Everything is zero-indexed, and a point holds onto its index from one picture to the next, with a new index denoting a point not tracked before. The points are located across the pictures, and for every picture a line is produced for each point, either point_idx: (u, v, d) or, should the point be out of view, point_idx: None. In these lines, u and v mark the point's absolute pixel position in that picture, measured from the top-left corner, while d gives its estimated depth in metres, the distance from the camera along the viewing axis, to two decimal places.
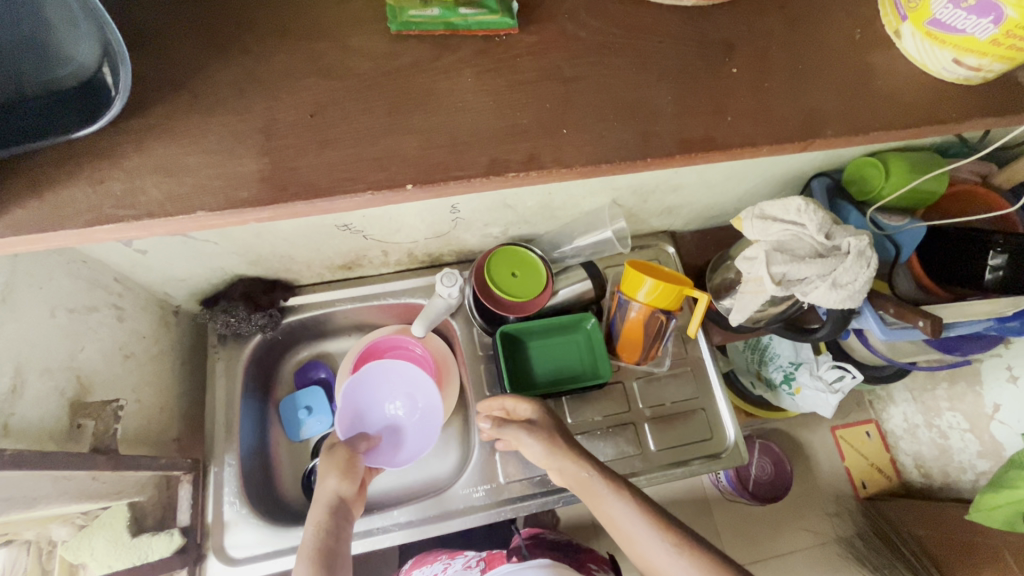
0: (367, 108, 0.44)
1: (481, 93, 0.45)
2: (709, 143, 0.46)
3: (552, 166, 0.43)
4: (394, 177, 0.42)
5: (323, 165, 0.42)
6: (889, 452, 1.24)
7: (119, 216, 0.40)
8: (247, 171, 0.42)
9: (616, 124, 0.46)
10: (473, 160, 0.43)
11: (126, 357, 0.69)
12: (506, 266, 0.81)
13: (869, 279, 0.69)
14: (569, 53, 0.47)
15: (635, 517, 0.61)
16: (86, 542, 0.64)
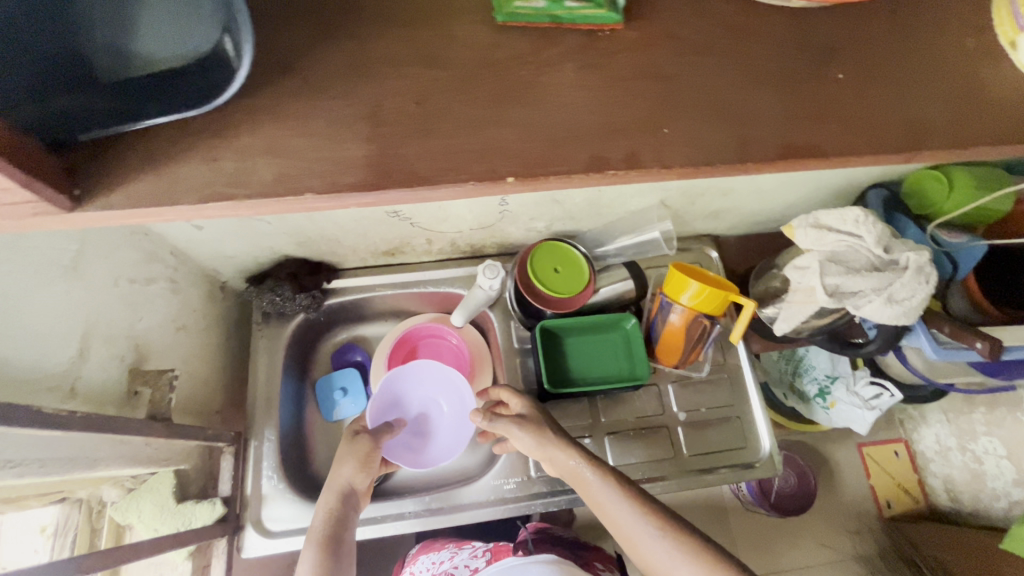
0: (470, 97, 0.43)
1: (582, 87, 0.45)
2: (815, 149, 0.45)
3: (655, 166, 0.43)
4: (496, 169, 0.42)
5: (427, 153, 0.42)
6: (917, 473, 1.19)
7: (230, 193, 0.40)
8: (353, 157, 0.41)
9: (719, 125, 0.45)
10: (574, 155, 0.43)
11: (178, 329, 0.71)
12: (549, 262, 0.81)
13: (927, 296, 0.67)
14: (672, 50, 0.46)
15: (621, 504, 0.60)
16: (134, 505, 0.66)
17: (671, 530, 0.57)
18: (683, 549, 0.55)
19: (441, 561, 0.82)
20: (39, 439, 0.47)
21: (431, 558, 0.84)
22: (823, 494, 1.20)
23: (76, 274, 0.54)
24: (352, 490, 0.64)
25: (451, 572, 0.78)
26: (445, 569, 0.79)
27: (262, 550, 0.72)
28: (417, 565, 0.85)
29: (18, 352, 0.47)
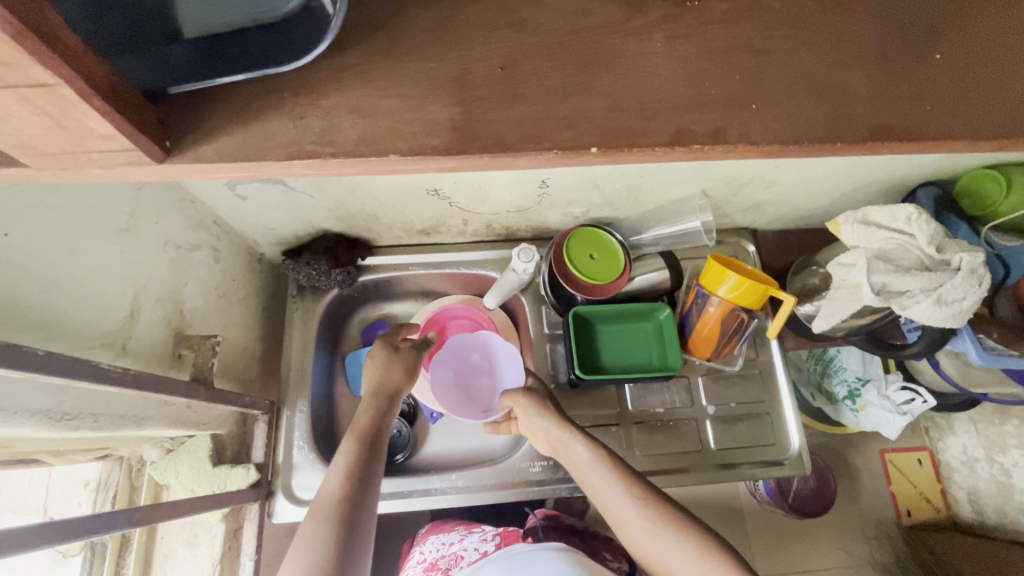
0: (557, 66, 0.43)
1: (671, 59, 0.43)
2: (906, 134, 0.43)
3: (739, 143, 0.42)
4: (580, 139, 0.41)
5: (513, 120, 0.41)
6: (940, 483, 1.17)
7: (319, 152, 0.40)
8: (440, 118, 0.41)
9: (808, 103, 0.43)
10: (662, 128, 0.42)
11: (218, 297, 0.72)
12: (586, 248, 0.80)
13: (979, 299, 0.65)
14: (763, 25, 0.45)
15: (613, 485, 0.59)
16: (173, 466, 0.68)
17: (664, 514, 0.56)
18: (675, 536, 0.54)
19: (451, 543, 0.82)
20: (93, 393, 0.48)
21: (441, 539, 0.85)
22: (844, 498, 1.18)
23: (128, 236, 0.55)
24: (387, 405, 0.66)
25: (460, 554, 0.78)
26: (455, 551, 0.79)
27: (292, 517, 0.74)
28: (426, 544, 0.85)
29: (75, 308, 0.48)
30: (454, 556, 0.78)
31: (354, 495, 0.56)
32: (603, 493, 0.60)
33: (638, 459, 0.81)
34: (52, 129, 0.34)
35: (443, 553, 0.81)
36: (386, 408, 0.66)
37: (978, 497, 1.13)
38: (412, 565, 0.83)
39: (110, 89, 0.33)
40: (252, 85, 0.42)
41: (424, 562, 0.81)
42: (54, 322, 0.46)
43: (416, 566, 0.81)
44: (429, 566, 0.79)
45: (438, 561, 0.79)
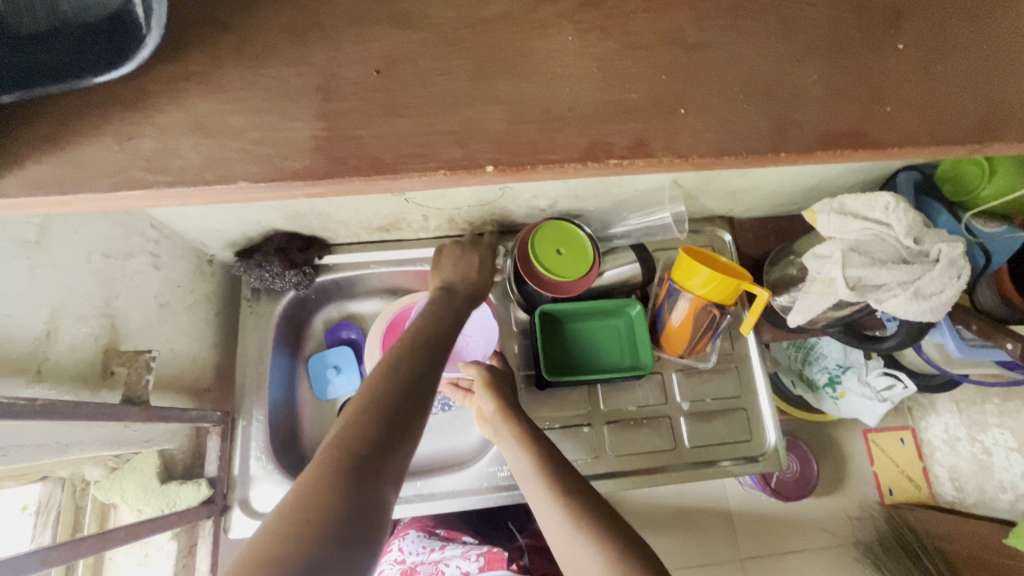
0: (447, 68, 0.38)
1: (584, 57, 0.39)
2: (860, 138, 0.40)
3: (664, 155, 0.38)
4: (473, 156, 0.37)
5: (389, 135, 0.37)
6: (923, 461, 1.16)
7: (148, 180, 0.36)
8: (300, 136, 0.37)
9: (744, 107, 0.39)
10: (572, 142, 0.38)
11: (161, 306, 0.68)
12: (552, 242, 0.76)
13: (958, 292, 0.62)
14: (695, 13, 0.41)
15: (541, 480, 0.57)
16: (118, 483, 0.65)
17: (579, 513, 0.52)
18: (598, 547, 0.48)
19: (432, 550, 0.80)
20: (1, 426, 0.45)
21: (422, 541, 0.82)
22: (827, 482, 1.18)
23: (39, 250, 0.50)
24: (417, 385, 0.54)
25: (440, 570, 0.76)
26: (435, 563, 0.77)
27: (248, 531, 0.71)
28: (406, 541, 0.83)
29: None
30: (432, 569, 0.77)
31: (395, 406, 0.51)
32: (534, 486, 0.57)
33: (611, 459, 0.79)
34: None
35: (422, 559, 0.79)
36: (394, 419, 0.50)
37: (958, 476, 1.13)
38: (386, 562, 0.81)
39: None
40: (107, 98, 0.37)
41: (403, 563, 0.79)
42: None
43: (392, 566, 0.79)
44: (408, 571, 0.78)
45: (417, 566, 0.78)
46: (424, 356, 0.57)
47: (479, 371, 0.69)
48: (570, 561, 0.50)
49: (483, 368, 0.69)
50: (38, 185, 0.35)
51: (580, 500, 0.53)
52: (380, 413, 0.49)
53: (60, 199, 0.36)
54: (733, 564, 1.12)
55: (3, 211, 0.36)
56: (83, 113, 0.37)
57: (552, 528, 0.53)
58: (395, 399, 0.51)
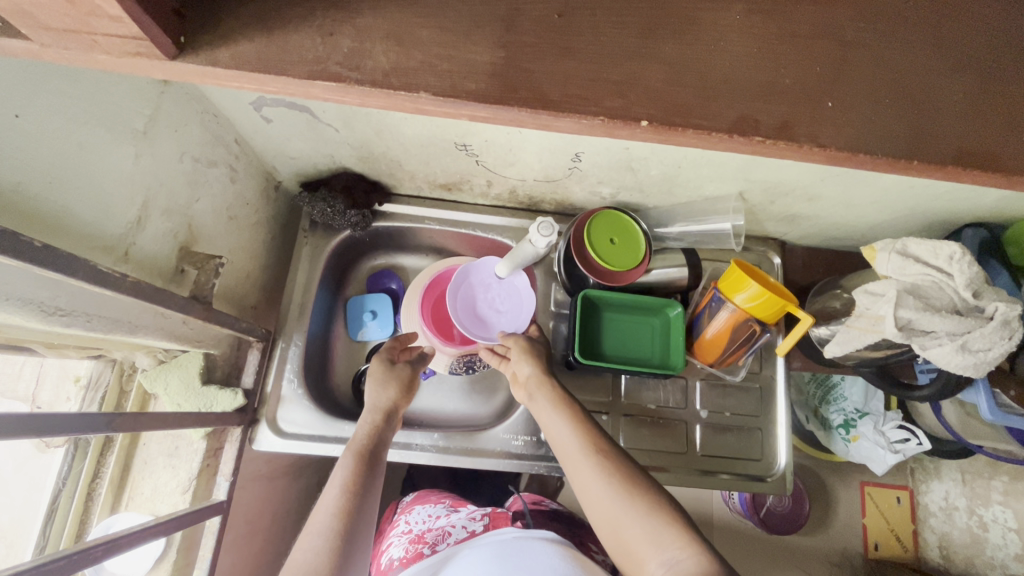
0: (618, 22, 0.39)
1: (747, 36, 0.40)
2: (990, 161, 0.40)
3: (805, 141, 0.39)
4: (631, 108, 0.38)
5: (559, 75, 0.38)
6: (914, 524, 1.16)
7: (341, 75, 0.38)
8: (479, 61, 0.38)
9: (889, 110, 0.40)
10: (721, 112, 0.39)
11: (230, 218, 0.71)
12: (607, 231, 0.77)
13: (1005, 353, 0.61)
14: (858, 13, 0.41)
15: (577, 447, 0.60)
16: (163, 377, 0.68)
17: (617, 470, 0.57)
18: (631, 504, 0.54)
19: (438, 517, 0.83)
20: (87, 293, 0.48)
21: (428, 511, 0.86)
22: (815, 522, 1.19)
23: (144, 139, 0.53)
24: (378, 448, 0.65)
25: (447, 531, 0.79)
26: (442, 527, 0.80)
27: (272, 446, 0.75)
28: (413, 515, 0.87)
29: (79, 206, 0.46)
30: (440, 531, 0.80)
31: (364, 489, 0.60)
32: (571, 453, 0.61)
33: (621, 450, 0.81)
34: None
35: (429, 526, 0.82)
36: (367, 485, 0.60)
37: (947, 544, 1.11)
38: (396, 534, 0.84)
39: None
40: None
41: (410, 533, 0.83)
42: (54, 217, 0.44)
43: (401, 536, 0.83)
44: (416, 537, 0.81)
45: (424, 534, 0.81)
46: (380, 432, 0.67)
47: (517, 343, 0.73)
48: (607, 520, 0.55)
49: (521, 341, 0.74)
50: (245, 63, 0.37)
51: (613, 459, 0.59)
52: (357, 485, 0.59)
53: (221, 73, 0.37)
54: None
55: (169, 75, 0.38)
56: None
57: (589, 488, 0.57)
58: (362, 470, 0.61)
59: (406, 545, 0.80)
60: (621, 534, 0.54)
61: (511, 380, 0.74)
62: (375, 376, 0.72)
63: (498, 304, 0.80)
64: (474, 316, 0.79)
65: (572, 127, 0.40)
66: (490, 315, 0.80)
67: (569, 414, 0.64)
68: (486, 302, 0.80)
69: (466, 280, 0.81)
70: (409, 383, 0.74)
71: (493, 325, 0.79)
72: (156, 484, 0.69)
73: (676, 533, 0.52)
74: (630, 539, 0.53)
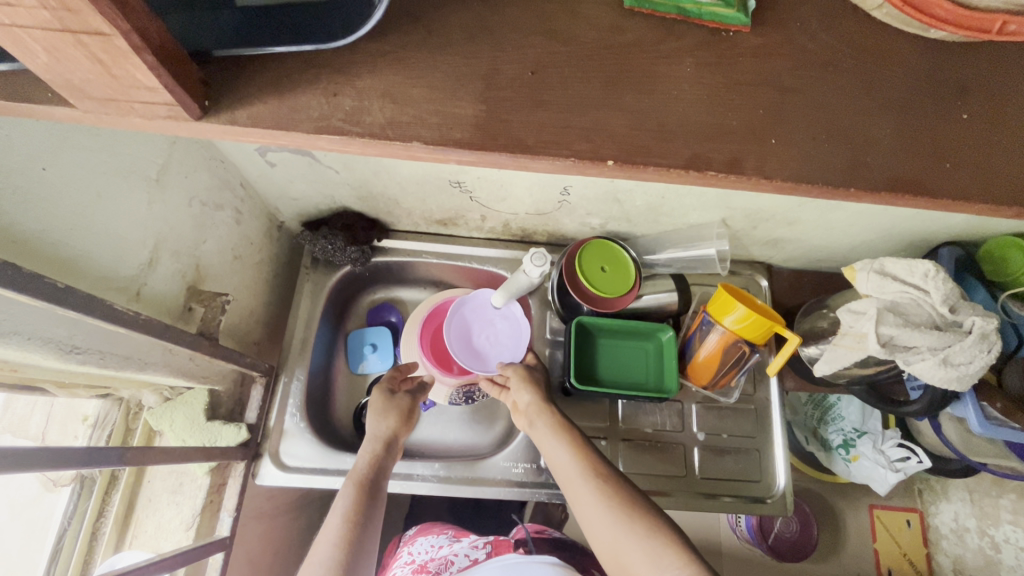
0: (585, 77, 0.43)
1: (697, 86, 0.44)
2: (918, 187, 0.44)
3: (752, 175, 0.42)
4: (598, 151, 0.42)
5: (535, 124, 0.42)
6: (926, 547, 1.14)
7: (343, 129, 0.41)
8: (465, 113, 0.42)
9: (825, 145, 0.44)
10: (681, 151, 0.42)
11: (235, 258, 0.74)
12: (598, 259, 0.80)
13: (986, 365, 0.64)
14: (793, 63, 0.46)
15: (578, 471, 0.62)
16: (169, 413, 0.70)
17: (615, 494, 0.58)
18: (630, 527, 0.55)
19: (440, 547, 0.83)
20: (102, 332, 0.51)
21: (430, 541, 0.86)
22: (825, 547, 1.17)
23: (157, 186, 0.57)
24: (377, 478, 0.66)
25: (450, 559, 0.79)
26: (445, 556, 0.81)
27: (275, 481, 0.75)
28: (415, 546, 0.87)
29: (94, 249, 0.49)
30: (443, 560, 0.80)
31: (364, 518, 0.60)
32: (571, 477, 0.62)
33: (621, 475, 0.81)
34: (134, 74, 0.35)
35: (432, 555, 0.82)
36: (368, 514, 0.61)
37: (963, 568, 1.11)
38: (399, 564, 0.84)
39: (160, 43, 0.34)
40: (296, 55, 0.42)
41: (413, 563, 0.82)
42: (73, 261, 0.47)
43: (404, 567, 0.82)
44: (418, 567, 0.81)
45: (426, 564, 0.81)
46: (380, 462, 0.68)
47: (515, 372, 0.75)
48: (607, 543, 0.56)
49: (519, 370, 0.75)
50: (259, 122, 0.41)
51: (612, 482, 0.60)
52: (357, 515, 0.60)
53: (236, 130, 0.41)
54: None
55: (189, 134, 0.42)
56: (292, 63, 0.42)
57: (589, 512, 0.58)
58: (362, 501, 0.62)
59: None
60: (621, 557, 0.55)
61: (512, 407, 0.76)
62: (377, 405, 0.74)
63: (495, 335, 0.83)
64: (471, 350, 0.81)
65: (548, 168, 0.43)
66: (488, 349, 0.82)
67: (569, 439, 0.65)
68: (484, 333, 0.83)
69: (459, 316, 0.83)
70: (409, 416, 0.76)
71: (491, 358, 0.81)
72: (160, 521, 0.70)
73: (675, 555, 0.53)
74: (630, 563, 0.54)
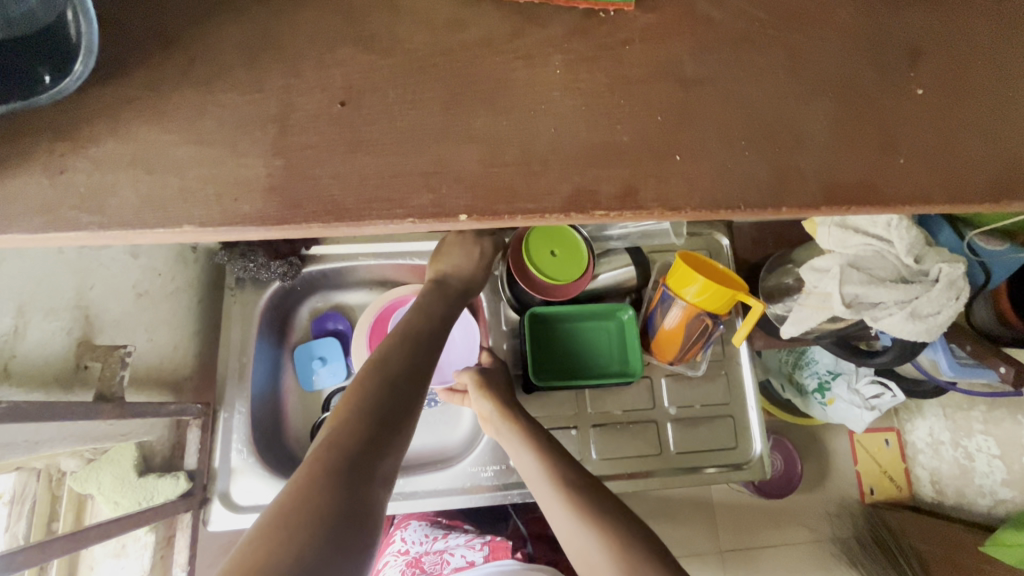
0: (418, 103, 0.38)
1: (573, 93, 0.38)
2: (869, 192, 0.38)
3: (654, 208, 0.37)
4: (446, 203, 0.36)
5: (353, 177, 0.36)
6: (905, 463, 1.19)
7: (82, 221, 0.35)
8: (254, 175, 0.36)
9: (748, 156, 0.38)
10: (557, 187, 0.37)
11: (139, 295, 0.66)
12: (545, 244, 0.74)
13: (955, 313, 0.60)
14: (698, 43, 0.40)
15: (545, 480, 0.59)
16: (94, 476, 0.64)
17: (585, 504, 0.55)
18: (602, 543, 0.52)
19: (435, 539, 0.82)
20: None
21: (424, 531, 0.84)
22: (812, 482, 1.19)
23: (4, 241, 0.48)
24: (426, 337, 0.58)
25: (445, 558, 0.78)
26: (440, 552, 0.79)
27: (226, 525, 0.70)
28: (408, 532, 0.84)
29: None
30: (438, 557, 0.78)
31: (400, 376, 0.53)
32: (540, 488, 0.59)
33: (595, 463, 0.78)
34: None
35: (427, 549, 0.80)
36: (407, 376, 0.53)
37: (938, 478, 1.12)
38: (390, 553, 0.82)
39: None
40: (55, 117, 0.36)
41: (407, 553, 0.80)
42: None
43: (396, 558, 0.80)
44: (413, 561, 0.79)
45: (422, 558, 0.79)
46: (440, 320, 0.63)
47: (476, 381, 0.69)
48: (578, 554, 0.54)
49: (479, 377, 0.69)
50: None
51: (580, 490, 0.56)
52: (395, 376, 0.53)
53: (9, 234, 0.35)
54: (713, 554, 1.14)
55: None
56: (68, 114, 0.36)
57: (560, 524, 0.56)
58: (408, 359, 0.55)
59: (402, 569, 0.78)
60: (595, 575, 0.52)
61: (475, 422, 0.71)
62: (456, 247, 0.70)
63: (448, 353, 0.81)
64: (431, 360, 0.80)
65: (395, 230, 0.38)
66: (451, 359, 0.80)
67: (536, 445, 0.62)
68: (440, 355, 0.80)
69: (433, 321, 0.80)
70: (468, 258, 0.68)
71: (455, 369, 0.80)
72: None
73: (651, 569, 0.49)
74: None
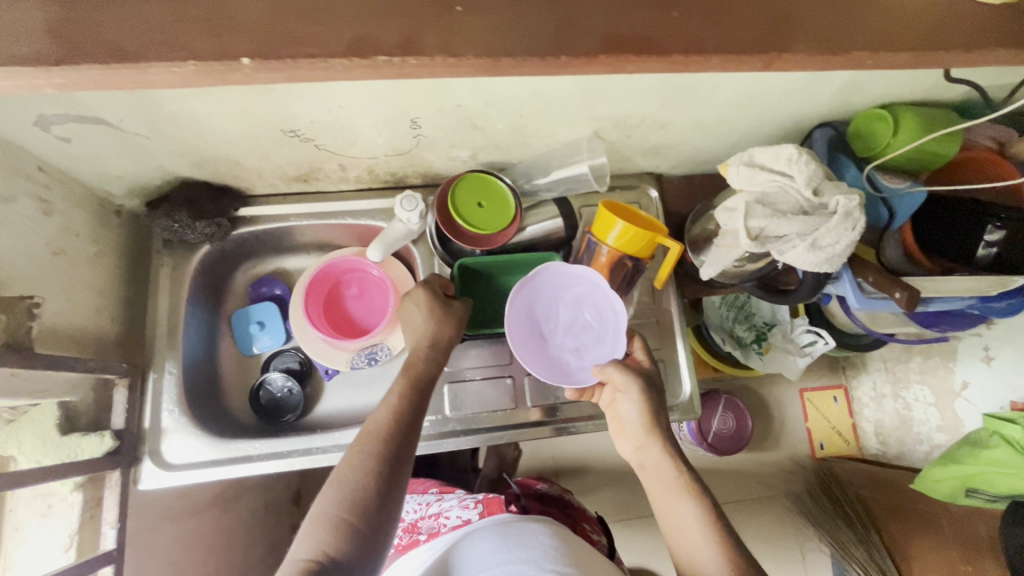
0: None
1: None
2: (640, 44, 0.44)
3: (432, 54, 0.42)
4: (226, 48, 0.40)
5: (131, 26, 0.40)
6: (852, 418, 1.24)
7: None
8: (35, 19, 0.40)
9: (526, 14, 0.44)
10: (333, 36, 0.41)
11: (55, 254, 0.64)
12: (473, 195, 0.75)
13: (853, 242, 0.64)
14: None
15: (705, 534, 0.60)
16: (13, 436, 0.61)
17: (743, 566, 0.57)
18: None
19: (429, 505, 0.83)
20: None
21: (417, 499, 0.87)
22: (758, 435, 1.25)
23: None
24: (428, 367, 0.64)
25: (441, 519, 0.78)
26: (435, 514, 0.80)
27: (159, 483, 0.72)
28: (404, 504, 0.87)
29: None
30: (433, 519, 0.80)
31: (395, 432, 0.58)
32: (697, 543, 0.60)
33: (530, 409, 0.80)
34: None
35: (422, 514, 0.82)
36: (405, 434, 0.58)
37: (882, 429, 1.18)
38: None
39: None
40: None
41: (402, 522, 0.83)
42: None
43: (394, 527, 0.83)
44: (409, 526, 0.81)
45: (418, 522, 0.80)
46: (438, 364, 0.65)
47: (616, 372, 0.66)
48: (678, 531, 0.62)
49: (619, 366, 0.67)
50: None
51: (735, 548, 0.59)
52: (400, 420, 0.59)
53: None
54: None
55: None
56: None
57: None
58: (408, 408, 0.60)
59: (399, 535, 0.80)
60: None
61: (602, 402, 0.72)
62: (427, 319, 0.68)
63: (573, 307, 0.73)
64: (550, 345, 0.72)
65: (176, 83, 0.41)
66: (571, 337, 0.72)
67: (698, 498, 0.61)
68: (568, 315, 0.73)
69: (519, 310, 0.72)
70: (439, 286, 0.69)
71: (586, 347, 0.72)
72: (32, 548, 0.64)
73: None
74: None
